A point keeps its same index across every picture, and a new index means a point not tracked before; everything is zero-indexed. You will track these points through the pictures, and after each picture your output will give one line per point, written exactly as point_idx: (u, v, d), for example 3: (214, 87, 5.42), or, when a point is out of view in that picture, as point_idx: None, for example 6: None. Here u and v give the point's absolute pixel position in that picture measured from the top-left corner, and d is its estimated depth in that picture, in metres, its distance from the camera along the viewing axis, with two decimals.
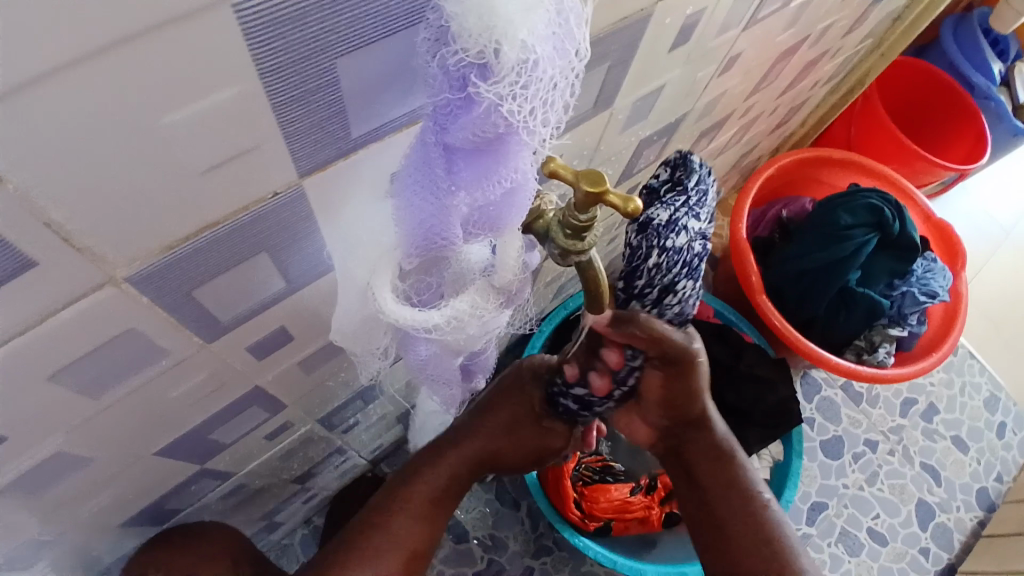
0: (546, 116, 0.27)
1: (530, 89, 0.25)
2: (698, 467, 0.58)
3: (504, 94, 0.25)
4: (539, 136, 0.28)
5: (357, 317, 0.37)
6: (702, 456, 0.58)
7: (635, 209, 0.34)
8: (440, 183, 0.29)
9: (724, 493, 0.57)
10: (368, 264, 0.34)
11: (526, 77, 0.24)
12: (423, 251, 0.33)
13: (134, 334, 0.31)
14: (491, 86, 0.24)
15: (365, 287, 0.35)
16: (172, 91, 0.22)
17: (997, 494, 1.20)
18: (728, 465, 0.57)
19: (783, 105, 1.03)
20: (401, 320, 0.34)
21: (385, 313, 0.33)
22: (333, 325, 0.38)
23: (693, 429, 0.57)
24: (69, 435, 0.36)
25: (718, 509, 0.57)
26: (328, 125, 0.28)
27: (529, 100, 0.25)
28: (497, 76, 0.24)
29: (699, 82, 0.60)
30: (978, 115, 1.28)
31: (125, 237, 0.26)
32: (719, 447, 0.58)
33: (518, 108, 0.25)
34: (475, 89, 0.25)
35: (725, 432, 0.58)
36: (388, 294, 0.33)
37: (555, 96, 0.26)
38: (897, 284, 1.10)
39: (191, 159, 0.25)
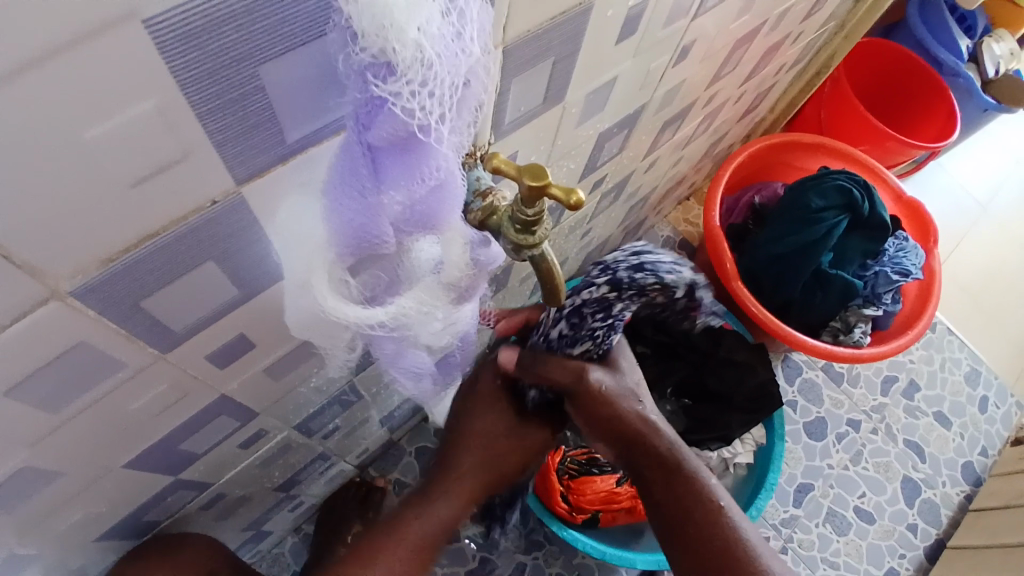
0: (445, 115, 0.28)
1: (429, 86, 0.26)
2: (654, 485, 0.54)
3: (403, 93, 0.26)
4: (445, 135, 0.29)
5: (306, 314, 0.38)
6: (654, 474, 0.54)
7: (579, 201, 0.34)
8: (364, 181, 0.29)
9: (684, 512, 0.53)
10: (304, 265, 0.34)
11: (424, 73, 0.25)
12: (356, 248, 0.34)
13: (86, 347, 0.32)
14: (390, 85, 0.25)
15: (305, 288, 0.35)
16: (94, 104, 0.22)
17: (984, 468, 1.23)
18: (681, 481, 0.54)
19: (749, 91, 1.04)
20: (344, 316, 0.35)
21: (327, 310, 0.35)
22: (290, 320, 0.39)
23: (631, 444, 0.54)
24: (31, 452, 0.36)
25: (681, 524, 0.54)
26: (259, 131, 0.28)
27: (429, 98, 0.26)
28: (397, 74, 0.25)
29: (654, 72, 0.61)
30: (948, 92, 1.30)
31: (64, 252, 0.26)
32: (668, 463, 0.54)
33: (420, 106, 0.26)
34: (377, 89, 0.26)
35: (672, 443, 0.54)
36: (327, 291, 0.34)
37: (453, 94, 0.28)
38: (870, 264, 1.13)
39: (122, 171, 0.25)
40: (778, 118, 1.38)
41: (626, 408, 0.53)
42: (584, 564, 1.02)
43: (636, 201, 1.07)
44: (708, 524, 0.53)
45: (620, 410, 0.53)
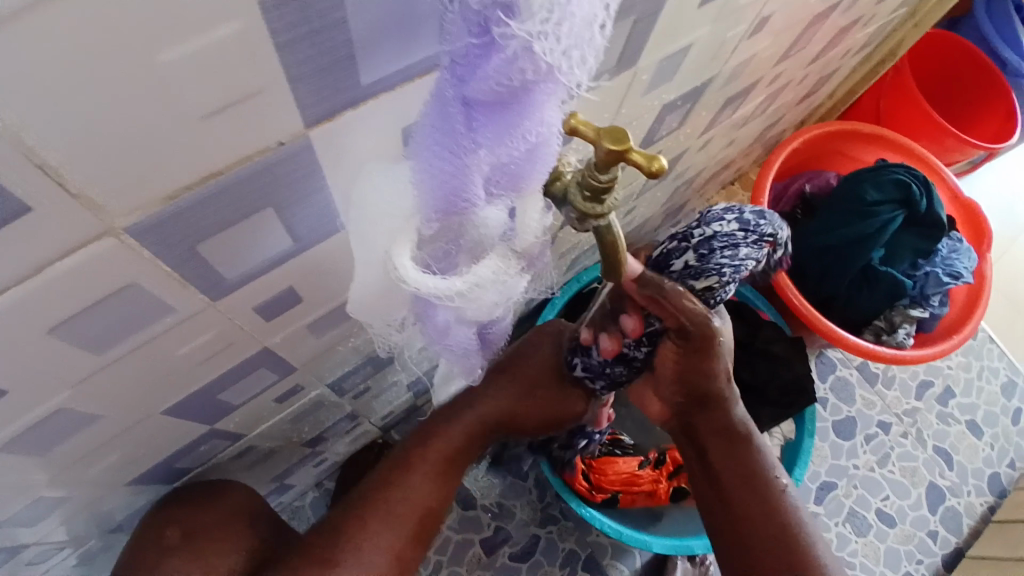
0: (578, 58, 0.25)
1: (563, 27, 0.23)
2: (712, 449, 0.56)
3: (534, 34, 0.23)
4: (574, 80, 0.26)
5: (373, 284, 0.35)
6: (719, 442, 0.55)
7: (661, 168, 0.31)
8: (461, 140, 0.27)
9: (743, 477, 0.53)
10: (386, 229, 0.32)
11: (558, 12, 0.23)
12: (444, 216, 0.31)
13: (137, 289, 0.30)
14: (523, 23, 0.23)
15: (382, 253, 0.33)
16: (164, 27, 0.20)
17: (1010, 481, 1.19)
18: (743, 448, 0.55)
19: (812, 73, 0.99)
20: (427, 288, 0.33)
21: (409, 283, 0.32)
22: (350, 295, 0.37)
23: (705, 408, 0.55)
24: (73, 392, 0.36)
25: (739, 495, 0.53)
26: (336, 70, 0.26)
27: (561, 41, 0.24)
28: (525, 13, 0.23)
29: (728, 43, 0.57)
30: (1009, 92, 1.23)
31: (125, 185, 0.25)
32: (733, 429, 0.55)
33: (550, 48, 0.24)
34: (504, 29, 0.23)
35: (743, 414, 0.56)
36: (408, 261, 0.32)
37: (591, 35, 0.25)
38: (921, 264, 1.08)
39: (189, 102, 0.23)
40: (836, 105, 1.31)
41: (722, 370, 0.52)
42: (599, 542, 1.01)
43: (682, 182, 1.04)
44: (766, 503, 0.52)
45: (716, 377, 0.52)
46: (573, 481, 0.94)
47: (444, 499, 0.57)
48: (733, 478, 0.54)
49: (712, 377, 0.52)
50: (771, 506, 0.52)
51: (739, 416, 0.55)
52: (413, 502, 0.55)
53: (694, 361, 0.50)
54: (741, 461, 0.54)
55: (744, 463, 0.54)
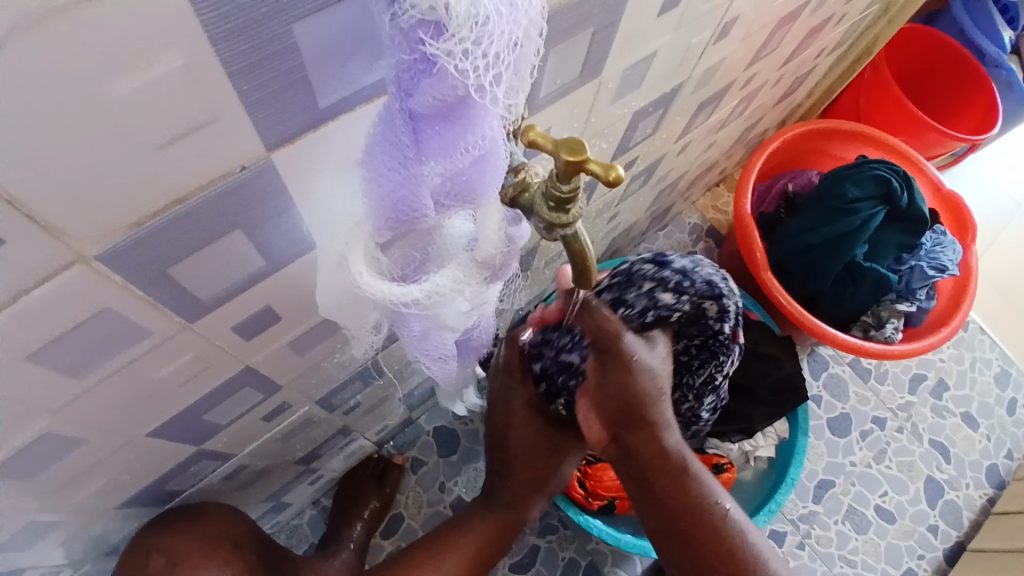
0: (502, 75, 0.26)
1: (483, 45, 0.24)
2: (658, 485, 0.53)
3: (453, 52, 0.24)
4: (494, 100, 0.27)
5: (339, 291, 0.37)
6: (657, 476, 0.52)
7: (618, 177, 0.32)
8: (407, 153, 0.28)
9: (687, 509, 0.53)
10: (340, 239, 0.34)
11: (477, 32, 0.24)
12: (396, 223, 0.33)
13: (110, 313, 0.31)
14: (443, 42, 0.24)
15: (339, 262, 0.35)
16: (121, 58, 0.21)
17: (1007, 471, 1.19)
18: (689, 483, 0.53)
19: (787, 74, 1.01)
20: (380, 293, 0.35)
21: (363, 288, 0.34)
22: (317, 299, 0.37)
23: (639, 431, 0.51)
24: (55, 416, 0.36)
25: (681, 525, 0.53)
26: (291, 94, 0.27)
27: (482, 59, 0.25)
28: (449, 32, 0.24)
29: (694, 49, 0.59)
30: (989, 83, 1.25)
31: (91, 212, 0.25)
32: (674, 463, 0.52)
33: (471, 65, 0.25)
34: (428, 49, 0.24)
35: (678, 441, 0.52)
36: (365, 269, 0.34)
37: (508, 61, 0.26)
38: (905, 258, 1.09)
39: (147, 130, 0.24)
40: (816, 104, 1.33)
41: (647, 389, 0.49)
42: (598, 549, 1.01)
43: (665, 187, 1.05)
44: (712, 528, 0.53)
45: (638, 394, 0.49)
46: (570, 489, 0.95)
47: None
48: (678, 510, 0.53)
49: (637, 397, 0.49)
50: (717, 534, 0.52)
51: (677, 446, 0.52)
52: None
53: (612, 377, 0.49)
54: (682, 492, 0.53)
55: (691, 496, 0.53)
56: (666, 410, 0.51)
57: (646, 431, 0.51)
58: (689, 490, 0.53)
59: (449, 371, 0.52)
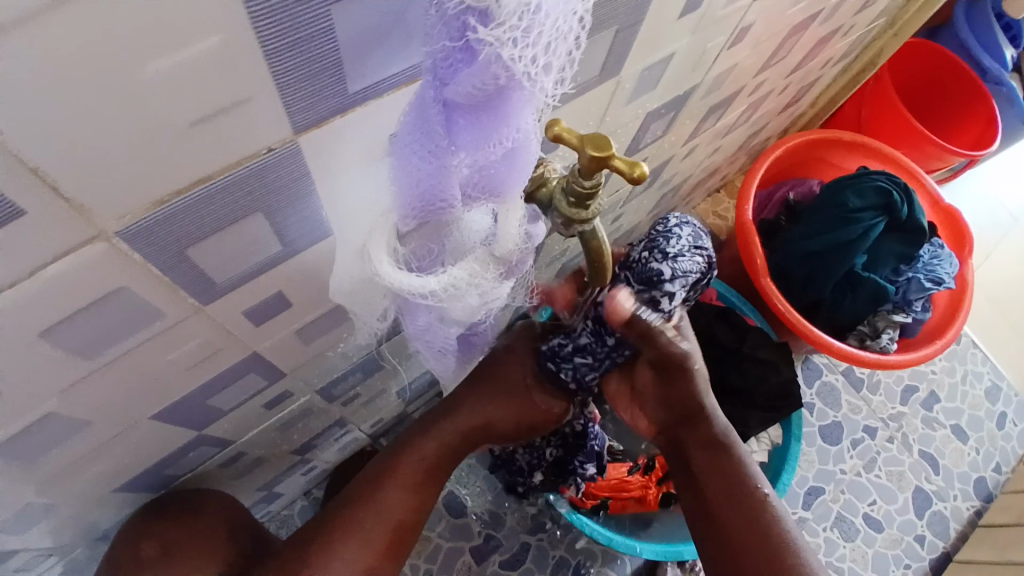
0: (548, 64, 0.26)
1: (532, 35, 0.24)
2: (694, 458, 0.54)
3: (503, 39, 0.24)
4: (542, 87, 0.27)
5: (357, 274, 0.37)
6: (697, 451, 0.54)
7: (642, 174, 0.32)
8: (439, 142, 0.28)
9: (726, 491, 0.52)
10: (364, 226, 0.35)
11: (528, 20, 0.24)
12: (421, 212, 0.33)
13: (126, 293, 0.31)
14: (491, 30, 0.24)
15: (361, 250, 0.35)
16: (158, 34, 0.21)
17: (996, 484, 1.20)
18: (728, 460, 0.53)
19: (793, 83, 1.01)
20: (399, 284, 0.34)
21: (382, 279, 0.34)
22: (332, 284, 0.37)
23: (687, 426, 0.54)
24: (63, 396, 0.36)
25: (721, 514, 0.52)
26: (326, 77, 0.27)
27: (530, 47, 0.25)
28: (497, 20, 0.24)
29: (709, 52, 0.59)
30: (989, 100, 1.26)
31: (117, 190, 0.25)
32: (716, 440, 0.53)
33: (519, 54, 0.25)
34: (474, 35, 0.24)
35: (725, 425, 0.54)
36: (384, 258, 0.34)
37: (558, 46, 0.26)
38: (903, 269, 1.09)
39: (179, 109, 0.24)
40: (819, 114, 1.34)
41: (699, 388, 0.53)
42: (589, 549, 1.01)
43: (668, 190, 1.05)
44: (748, 512, 0.51)
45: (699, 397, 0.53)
46: (564, 488, 0.95)
47: (418, 512, 0.54)
48: (717, 491, 0.52)
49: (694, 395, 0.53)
50: (754, 519, 0.51)
51: (722, 430, 0.54)
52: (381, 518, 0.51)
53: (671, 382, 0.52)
54: (724, 471, 0.53)
55: (727, 471, 0.53)
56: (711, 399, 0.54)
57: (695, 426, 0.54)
58: (730, 471, 0.53)
59: (447, 364, 0.52)
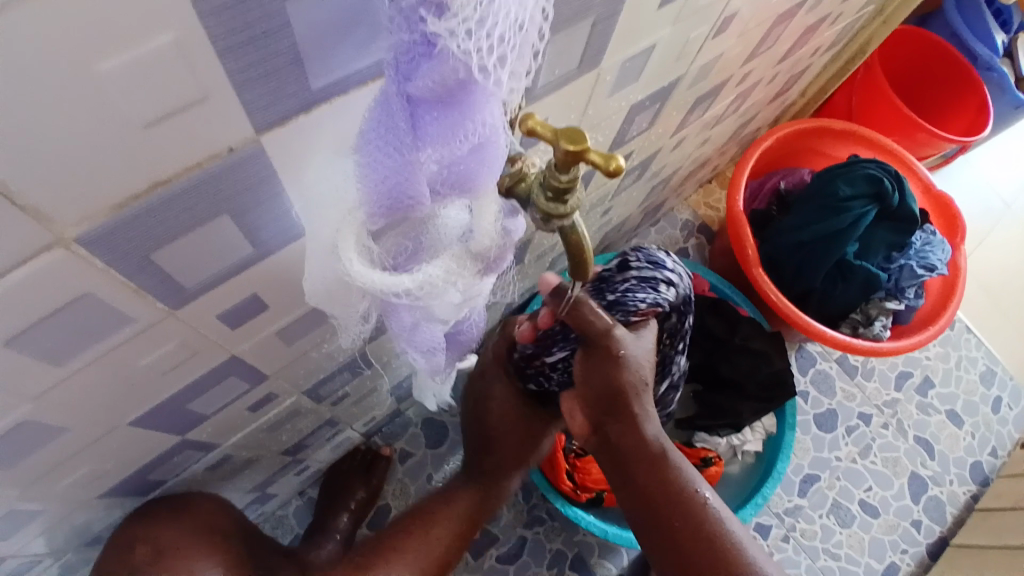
0: (509, 57, 0.26)
1: (487, 25, 0.23)
2: (634, 470, 0.53)
3: (458, 31, 0.23)
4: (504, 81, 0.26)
5: (329, 278, 0.36)
6: (635, 459, 0.53)
7: (618, 167, 0.31)
8: (404, 139, 0.27)
9: (666, 498, 0.52)
10: (333, 224, 0.33)
11: (482, 10, 0.23)
12: (390, 210, 0.32)
13: (92, 299, 0.30)
14: (445, 22, 0.23)
15: (331, 249, 0.34)
16: (112, 32, 0.20)
17: (992, 468, 1.21)
18: (665, 465, 0.52)
19: (783, 71, 1.00)
20: (371, 283, 0.33)
21: (353, 276, 0.33)
22: (304, 288, 0.36)
23: (615, 423, 0.53)
24: (35, 403, 0.35)
25: (668, 522, 0.52)
26: (285, 76, 0.26)
27: (487, 38, 0.24)
28: (452, 11, 0.23)
29: (693, 43, 0.58)
30: (980, 86, 1.25)
31: (73, 195, 0.24)
32: (653, 448, 0.52)
33: (476, 48, 0.24)
34: (429, 28, 0.23)
35: (656, 430, 0.53)
36: (354, 257, 0.33)
37: (515, 41, 0.25)
38: (895, 257, 1.09)
39: (131, 110, 0.23)
40: (810, 102, 1.33)
41: (627, 381, 0.51)
42: (585, 541, 1.01)
43: (658, 181, 1.05)
44: (690, 517, 0.51)
45: (624, 386, 0.51)
46: (559, 483, 0.95)
47: None
48: (656, 501, 0.52)
49: (624, 391, 0.51)
50: (698, 524, 0.51)
51: (656, 437, 0.53)
52: None
53: (604, 369, 0.51)
54: (660, 480, 0.52)
55: (669, 485, 0.52)
56: (646, 401, 0.52)
57: (623, 423, 0.53)
58: (667, 480, 0.52)
59: (435, 364, 0.50)
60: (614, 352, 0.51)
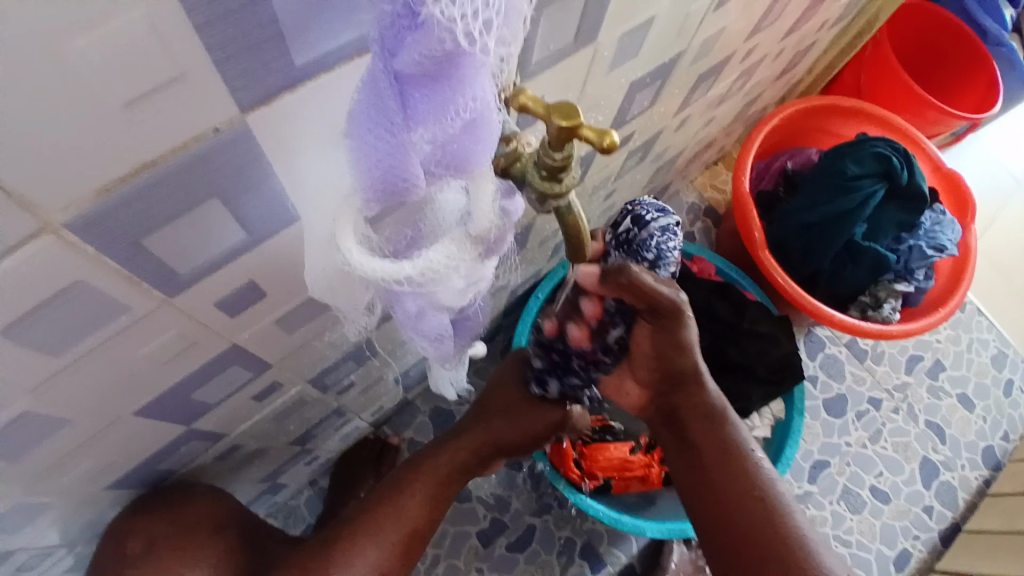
0: (488, 24, 0.25)
1: None
2: (690, 429, 0.56)
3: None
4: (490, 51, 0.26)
5: (327, 271, 0.35)
6: (693, 419, 0.56)
7: (612, 143, 0.31)
8: (394, 119, 0.27)
9: (718, 459, 0.54)
10: (331, 211, 0.33)
11: None
12: (385, 196, 0.31)
13: (84, 288, 0.30)
14: None
15: (331, 238, 0.33)
16: (89, 6, 0.20)
17: (1004, 453, 1.19)
18: (718, 427, 0.55)
19: (788, 48, 0.98)
20: (371, 272, 0.33)
21: (353, 265, 0.32)
22: (306, 282, 0.36)
23: (683, 387, 0.56)
24: (36, 394, 0.35)
25: (719, 481, 0.53)
26: (266, 52, 0.26)
27: (469, 6, 0.24)
28: None
29: (693, 17, 0.57)
30: (991, 60, 1.22)
31: (58, 179, 0.24)
32: (710, 410, 0.56)
33: (458, 16, 0.23)
34: None
35: (718, 395, 0.57)
36: (352, 244, 0.32)
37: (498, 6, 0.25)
38: (905, 237, 1.07)
39: (111, 89, 0.23)
40: (816, 80, 1.31)
41: (692, 342, 0.53)
42: (595, 529, 1.01)
43: (663, 163, 1.03)
44: (742, 479, 0.52)
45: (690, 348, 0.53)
46: (566, 470, 0.95)
47: (429, 522, 0.61)
48: (711, 461, 0.54)
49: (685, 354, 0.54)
50: (751, 486, 0.52)
51: (715, 399, 0.56)
52: (400, 522, 0.58)
53: (669, 332, 0.51)
54: (717, 441, 0.55)
55: (723, 445, 0.55)
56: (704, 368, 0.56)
57: (689, 391, 0.56)
58: (723, 442, 0.55)
59: (444, 351, 0.50)
60: (680, 316, 0.49)
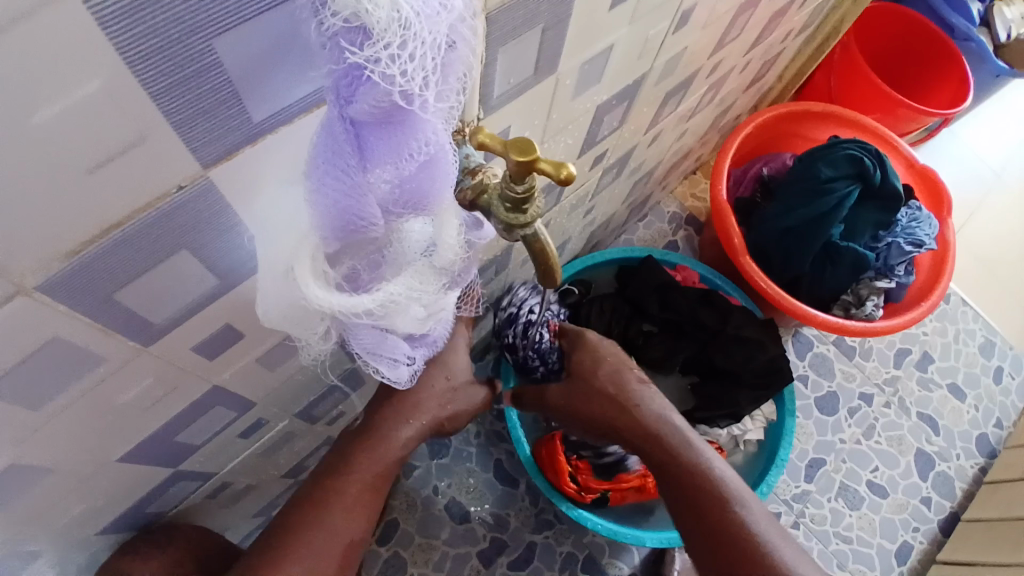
0: (431, 78, 0.26)
1: (408, 50, 0.24)
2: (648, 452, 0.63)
3: (382, 57, 0.24)
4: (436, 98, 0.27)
5: (285, 303, 0.35)
6: (647, 445, 0.63)
7: (569, 175, 0.32)
8: (349, 164, 0.28)
9: (676, 474, 0.61)
10: (289, 247, 0.34)
11: (402, 35, 0.24)
12: (344, 232, 0.32)
13: (60, 342, 0.30)
14: (366, 50, 0.24)
15: (286, 273, 0.34)
16: (48, 82, 0.21)
17: (998, 440, 1.21)
18: (669, 441, 0.62)
19: (755, 58, 1.01)
20: (332, 305, 0.34)
21: (311, 299, 0.33)
22: (259, 312, 0.36)
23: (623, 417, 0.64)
24: (19, 447, 0.36)
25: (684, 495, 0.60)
26: (223, 109, 0.26)
27: (410, 62, 0.25)
28: (373, 39, 0.24)
29: (653, 40, 0.58)
30: (958, 57, 1.26)
31: (26, 243, 0.25)
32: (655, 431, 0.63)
33: (399, 71, 0.25)
34: (350, 57, 0.24)
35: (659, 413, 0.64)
36: (310, 280, 0.33)
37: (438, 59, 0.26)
38: (882, 235, 1.10)
39: (77, 155, 0.23)
40: (787, 87, 1.33)
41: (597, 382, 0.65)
42: (595, 542, 1.01)
43: (640, 176, 1.05)
44: (695, 484, 0.60)
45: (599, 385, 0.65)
46: (562, 484, 0.93)
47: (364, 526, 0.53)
48: (670, 474, 0.61)
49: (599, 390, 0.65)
50: (704, 488, 0.59)
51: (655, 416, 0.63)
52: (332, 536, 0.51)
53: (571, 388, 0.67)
54: (669, 455, 0.62)
55: (679, 459, 0.61)
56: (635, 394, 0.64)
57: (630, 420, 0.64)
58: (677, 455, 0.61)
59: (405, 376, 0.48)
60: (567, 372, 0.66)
